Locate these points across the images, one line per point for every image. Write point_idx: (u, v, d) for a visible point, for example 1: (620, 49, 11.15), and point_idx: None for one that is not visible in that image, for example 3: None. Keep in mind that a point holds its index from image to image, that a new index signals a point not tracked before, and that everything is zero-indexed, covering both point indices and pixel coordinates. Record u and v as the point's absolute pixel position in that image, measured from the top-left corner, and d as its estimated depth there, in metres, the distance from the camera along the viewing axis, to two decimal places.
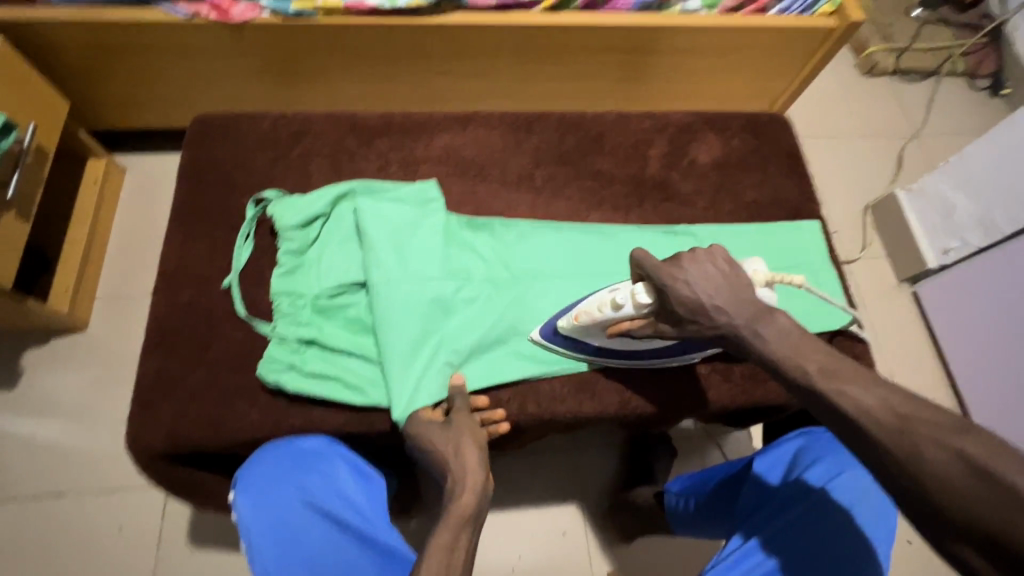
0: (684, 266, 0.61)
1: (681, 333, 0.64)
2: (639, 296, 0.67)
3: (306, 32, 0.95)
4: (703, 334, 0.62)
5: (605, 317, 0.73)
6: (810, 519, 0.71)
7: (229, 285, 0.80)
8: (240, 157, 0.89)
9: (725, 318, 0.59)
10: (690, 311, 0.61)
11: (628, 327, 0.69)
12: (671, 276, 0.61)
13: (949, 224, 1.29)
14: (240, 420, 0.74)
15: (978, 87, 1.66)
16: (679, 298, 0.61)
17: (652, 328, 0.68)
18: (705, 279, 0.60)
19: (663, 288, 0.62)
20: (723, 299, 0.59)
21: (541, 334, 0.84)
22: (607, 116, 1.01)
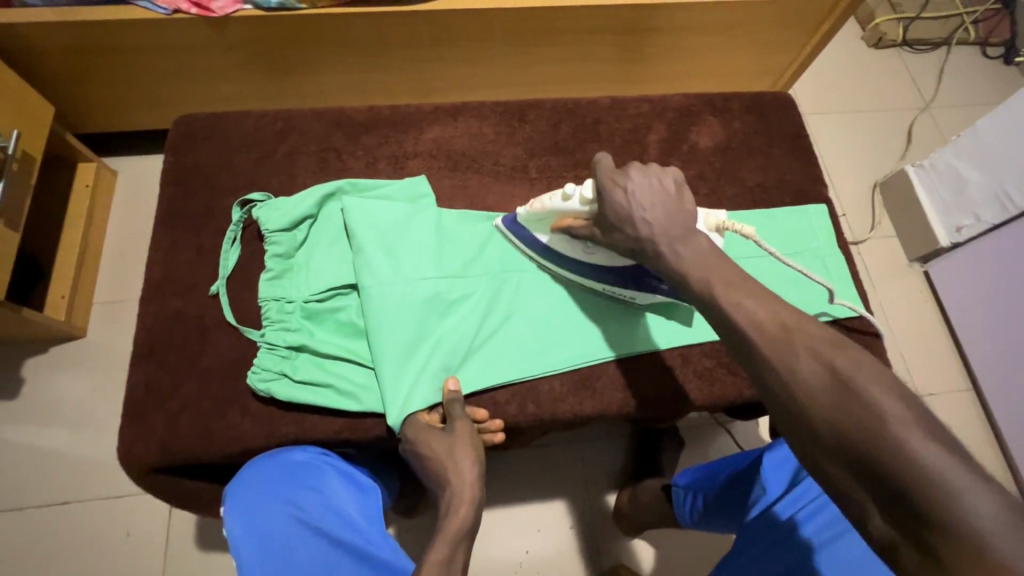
0: (631, 175, 0.65)
1: (611, 239, 0.69)
2: (584, 193, 0.71)
3: (290, 21, 1.06)
4: (626, 244, 0.66)
5: (553, 208, 0.76)
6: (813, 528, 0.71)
7: (216, 292, 0.81)
8: (231, 162, 0.90)
9: (647, 232, 0.62)
10: (620, 219, 0.65)
11: (571, 223, 0.76)
12: (614, 183, 0.65)
13: (961, 200, 1.39)
14: (233, 428, 0.74)
15: (990, 55, 1.88)
16: (615, 204, 0.65)
17: (589, 226, 0.73)
18: (648, 191, 0.64)
19: (603, 190, 0.66)
20: (655, 215, 0.62)
21: (504, 224, 0.86)
22: (602, 103, 1.00)
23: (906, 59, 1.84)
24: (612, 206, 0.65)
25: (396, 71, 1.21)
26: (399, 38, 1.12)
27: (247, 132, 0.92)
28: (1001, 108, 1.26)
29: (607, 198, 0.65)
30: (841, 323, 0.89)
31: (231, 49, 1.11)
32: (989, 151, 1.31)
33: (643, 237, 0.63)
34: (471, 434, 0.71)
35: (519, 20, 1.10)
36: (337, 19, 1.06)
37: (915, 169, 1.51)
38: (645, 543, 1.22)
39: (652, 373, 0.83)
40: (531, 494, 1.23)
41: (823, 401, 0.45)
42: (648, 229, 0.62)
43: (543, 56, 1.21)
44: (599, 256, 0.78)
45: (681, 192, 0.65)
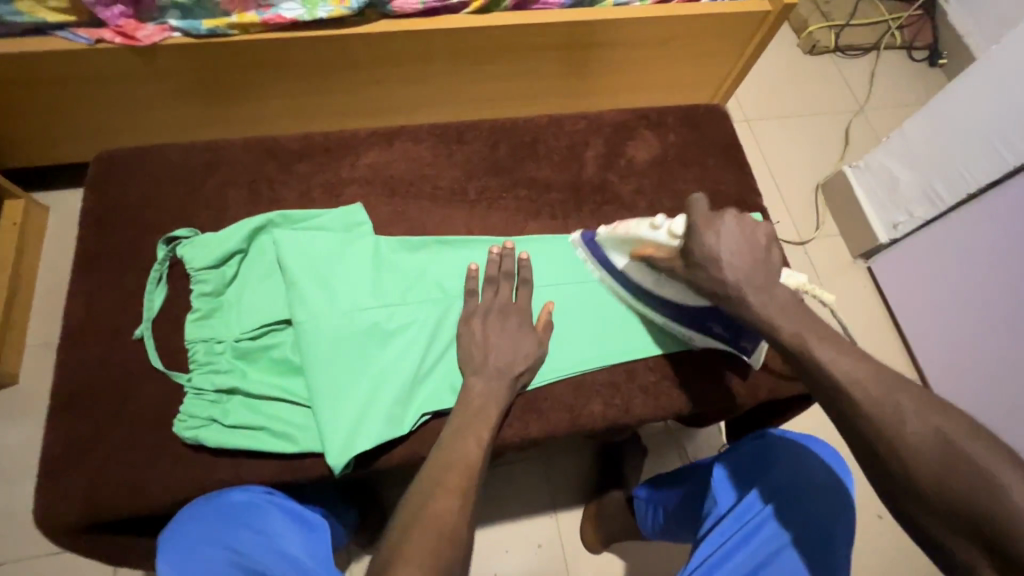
0: (725, 221, 0.72)
1: (690, 278, 0.74)
2: (674, 227, 0.75)
3: (225, 46, 1.03)
4: (704, 284, 0.72)
5: (636, 237, 0.80)
6: (767, 527, 0.73)
7: (141, 335, 0.77)
8: (159, 198, 0.87)
9: (732, 278, 0.70)
10: (706, 258, 0.71)
11: (651, 254, 0.78)
12: (708, 225, 0.72)
13: (896, 198, 1.45)
14: (163, 479, 0.70)
15: (916, 58, 1.98)
16: (704, 243, 0.71)
17: (669, 262, 0.77)
18: (734, 240, 0.71)
19: (695, 230, 0.72)
20: (738, 260, 0.70)
21: (582, 239, 0.89)
22: (540, 120, 1.00)
23: (839, 64, 1.93)
24: (700, 244, 0.72)
25: (337, 95, 1.19)
26: (338, 60, 1.10)
27: (175, 166, 0.89)
28: (925, 109, 1.32)
29: (697, 235, 0.72)
30: None
31: (161, 78, 1.07)
32: (919, 151, 1.37)
33: (727, 280, 0.70)
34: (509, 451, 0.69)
35: (460, 40, 1.10)
36: (272, 44, 1.04)
37: (851, 171, 1.57)
38: (612, 554, 1.23)
39: (600, 389, 0.83)
40: (498, 516, 1.22)
41: (922, 450, 0.54)
42: (733, 274, 0.70)
43: (486, 74, 1.21)
44: (670, 291, 0.82)
45: (770, 246, 0.72)
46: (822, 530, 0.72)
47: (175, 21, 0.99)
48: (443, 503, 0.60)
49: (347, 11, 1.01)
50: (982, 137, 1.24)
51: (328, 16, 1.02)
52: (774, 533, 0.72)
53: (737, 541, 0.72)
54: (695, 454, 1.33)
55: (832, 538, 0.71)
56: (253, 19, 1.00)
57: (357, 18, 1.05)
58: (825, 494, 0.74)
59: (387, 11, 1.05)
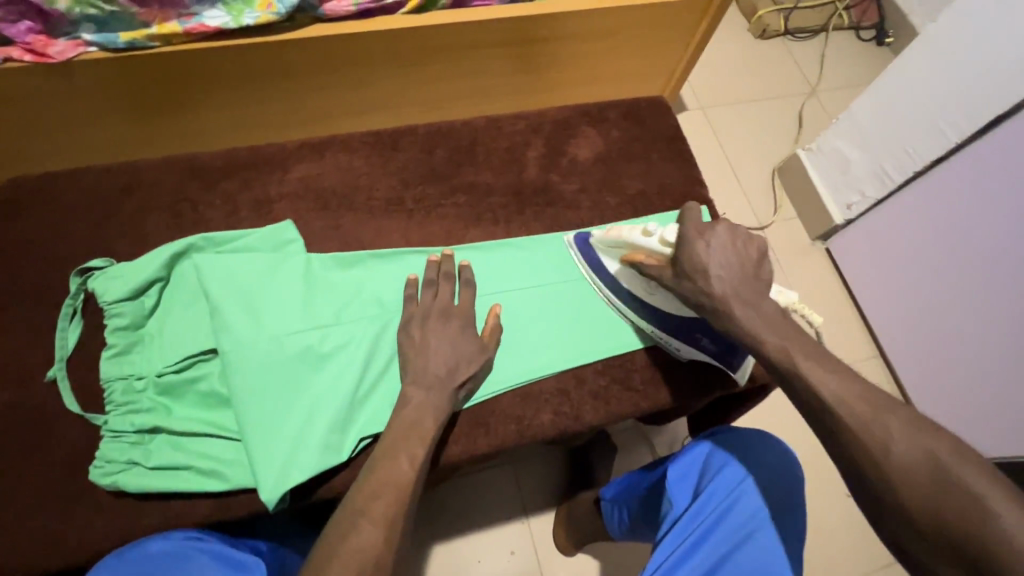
0: (716, 234, 0.73)
1: (677, 288, 0.75)
2: (666, 236, 0.77)
3: (147, 61, 0.91)
4: (693, 293, 0.72)
5: (626, 242, 0.80)
6: (723, 528, 0.69)
7: (54, 376, 0.72)
8: (72, 227, 0.81)
9: (722, 290, 0.70)
10: (694, 268, 0.72)
11: (642, 260, 0.79)
12: (699, 235, 0.73)
13: (848, 179, 1.45)
14: (84, 529, 0.66)
15: (864, 38, 2.00)
16: (694, 252, 0.72)
17: (658, 269, 0.77)
18: (724, 253, 0.72)
19: (686, 240, 0.73)
20: (727, 274, 0.71)
21: (575, 240, 0.89)
22: (478, 122, 0.97)
23: (789, 47, 1.93)
24: (689, 252, 0.73)
25: (275, 105, 1.08)
26: (272, 70, 1.00)
27: (88, 192, 0.84)
28: (870, 88, 1.31)
29: (687, 244, 0.73)
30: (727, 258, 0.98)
31: (72, 100, 0.94)
32: (866, 132, 1.36)
33: (715, 291, 0.71)
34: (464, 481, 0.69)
35: (400, 42, 1.01)
36: (199, 55, 0.93)
37: (805, 153, 1.56)
38: (587, 555, 1.22)
39: (549, 398, 0.81)
40: (468, 526, 1.20)
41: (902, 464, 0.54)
42: (720, 285, 0.71)
43: (432, 76, 1.12)
44: (659, 300, 0.82)
45: (759, 261, 0.74)
46: (775, 529, 0.69)
47: (90, 35, 0.87)
48: (375, 537, 0.58)
49: (275, 16, 0.91)
50: (926, 115, 1.24)
51: (255, 23, 0.92)
52: (727, 535, 0.69)
53: (689, 544, 0.68)
54: (663, 449, 1.33)
55: (785, 539, 0.69)
56: (174, 29, 0.89)
57: (286, 23, 0.95)
58: (777, 489, 0.72)
59: (318, 14, 0.95)
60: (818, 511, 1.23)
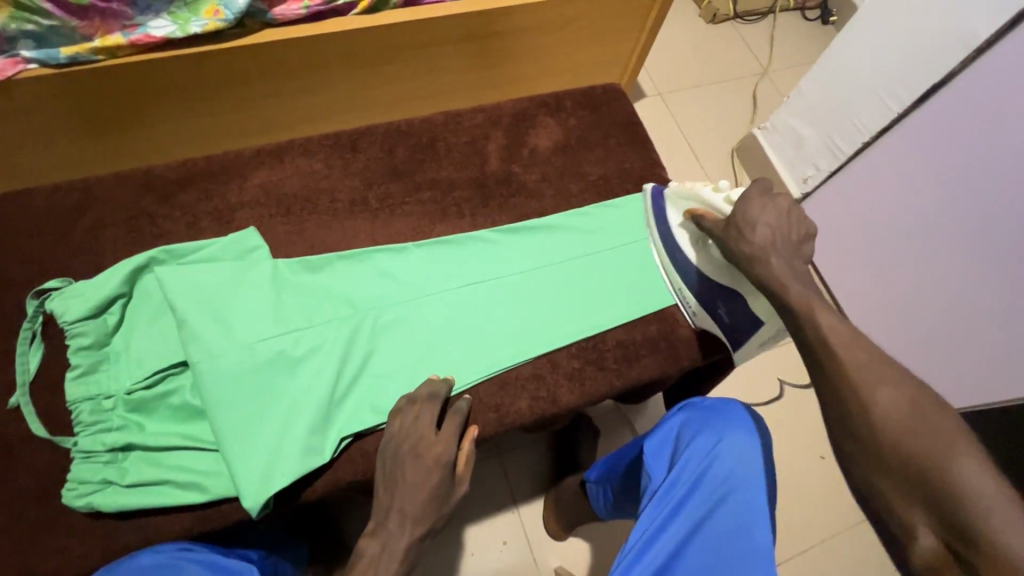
0: (776, 201, 0.75)
1: (722, 239, 0.77)
2: (732, 197, 0.81)
3: (91, 76, 0.89)
4: (737, 245, 0.74)
5: (697, 194, 0.85)
6: (699, 493, 0.71)
7: (17, 403, 0.69)
8: (26, 250, 0.79)
9: (762, 245, 0.72)
10: (748, 219, 0.75)
11: (701, 213, 0.82)
12: (760, 196, 0.76)
13: (802, 153, 1.51)
14: (60, 554, 0.65)
15: (810, 18, 2.07)
16: (749, 208, 0.75)
17: (713, 222, 0.80)
18: (775, 218, 0.74)
19: (749, 196, 0.76)
20: (776, 234, 0.73)
21: (652, 190, 0.94)
22: (438, 118, 0.98)
23: (740, 31, 1.99)
24: (744, 206, 0.75)
25: (231, 113, 1.06)
26: (224, 78, 0.98)
27: (39, 213, 0.81)
28: (814, 69, 1.37)
29: (749, 198, 0.76)
30: None
31: (18, 117, 0.90)
32: (816, 107, 1.42)
33: (757, 243, 0.73)
34: (443, 464, 0.70)
35: (355, 42, 1.00)
36: (152, 66, 0.91)
37: (760, 132, 1.62)
38: (579, 538, 1.25)
39: (526, 384, 0.82)
40: (460, 520, 1.21)
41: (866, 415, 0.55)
42: (762, 240, 0.73)
43: (390, 74, 1.11)
44: (700, 259, 0.86)
45: (804, 239, 0.74)
46: (748, 494, 0.71)
47: (29, 52, 0.84)
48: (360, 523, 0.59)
49: (223, 23, 0.90)
50: (868, 89, 1.30)
51: (204, 31, 0.90)
52: (702, 501, 0.71)
53: (668, 515, 0.70)
54: (645, 428, 1.36)
55: (760, 500, 0.70)
56: (119, 41, 0.87)
57: (237, 28, 0.94)
58: (752, 450, 0.73)
59: (268, 19, 0.95)
60: (793, 472, 1.29)
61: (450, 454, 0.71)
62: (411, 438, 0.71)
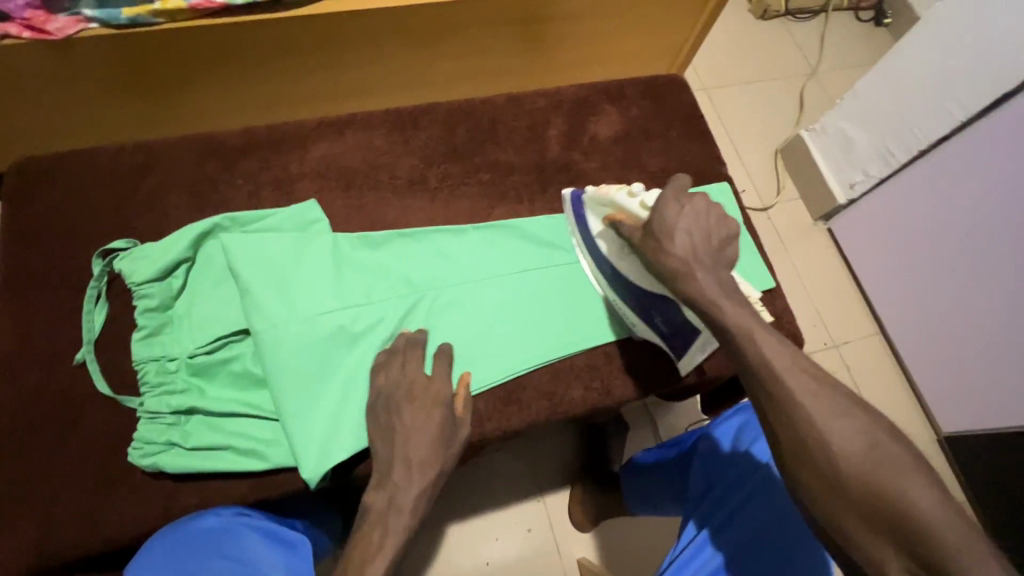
0: (692, 200, 0.65)
1: (642, 250, 0.66)
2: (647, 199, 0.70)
3: (149, 39, 0.87)
4: (657, 254, 0.64)
5: (610, 199, 0.73)
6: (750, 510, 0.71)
7: (83, 359, 0.70)
8: (93, 207, 0.80)
9: (682, 256, 0.62)
10: (664, 227, 0.63)
11: (619, 221, 0.70)
12: (677, 197, 0.64)
13: (850, 158, 1.45)
14: (121, 510, 0.65)
15: (863, 19, 2.01)
16: (667, 212, 0.64)
17: (632, 229, 0.69)
18: (696, 221, 0.64)
19: (662, 198, 0.65)
20: (697, 239, 0.63)
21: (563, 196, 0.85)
22: (498, 100, 0.96)
23: (790, 28, 1.94)
24: (660, 212, 0.64)
25: (270, 85, 1.04)
26: (277, 49, 0.96)
27: (104, 173, 0.81)
28: (874, 70, 1.32)
29: (662, 204, 0.64)
30: (752, 232, 0.98)
31: (80, 75, 0.90)
32: (872, 111, 1.36)
33: (676, 254, 0.62)
34: (442, 401, 0.69)
35: (414, 19, 0.96)
36: (212, 33, 0.89)
37: (808, 134, 1.56)
38: (603, 531, 1.23)
39: (579, 375, 0.81)
40: (484, 506, 1.19)
41: None
42: (684, 250, 0.62)
43: (438, 54, 1.07)
44: (627, 268, 0.76)
45: (729, 241, 0.65)
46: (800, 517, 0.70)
47: (91, 11, 0.83)
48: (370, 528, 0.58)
49: None
50: (931, 94, 1.24)
51: None
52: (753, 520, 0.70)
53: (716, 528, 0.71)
54: (665, 427, 1.32)
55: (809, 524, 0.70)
56: (178, 4, 0.84)
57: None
58: None
59: None
60: None
61: (447, 394, 0.70)
62: (401, 385, 0.70)
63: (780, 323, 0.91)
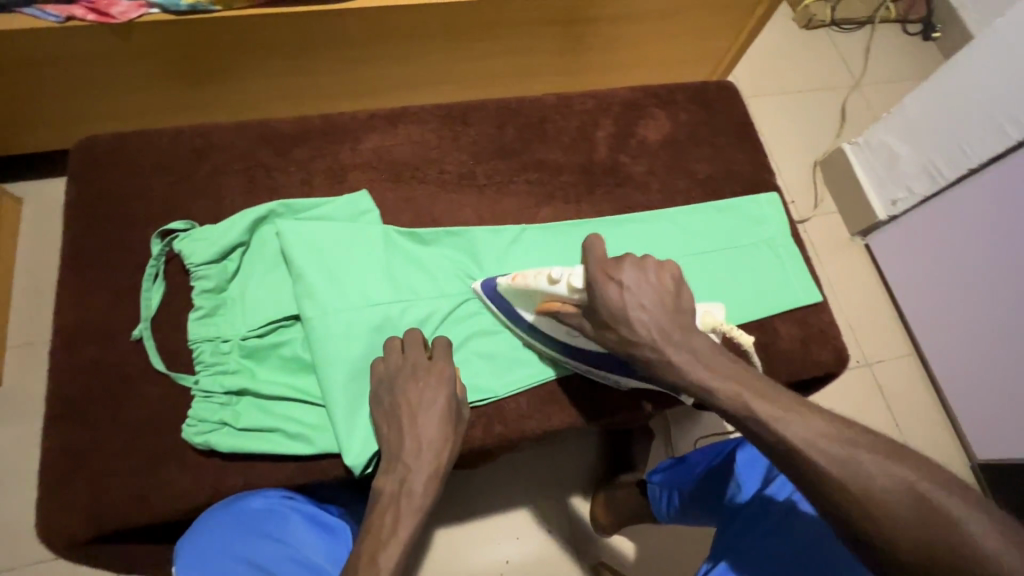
0: (623, 273, 0.62)
1: (601, 337, 0.66)
2: (574, 280, 0.67)
3: (207, 26, 0.89)
4: (621, 341, 0.63)
5: (540, 289, 0.71)
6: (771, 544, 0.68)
7: (139, 335, 0.72)
8: (151, 189, 0.81)
9: (642, 331, 0.61)
10: (612, 316, 0.62)
11: (561, 308, 0.70)
12: (607, 276, 0.63)
13: (894, 174, 1.42)
14: (172, 485, 0.67)
15: (910, 31, 1.95)
16: (608, 299, 0.62)
17: (579, 316, 0.68)
18: (637, 291, 0.62)
19: (595, 284, 0.63)
20: (648, 314, 0.61)
21: (483, 287, 0.79)
22: (547, 100, 0.96)
23: (835, 38, 1.89)
24: (603, 300, 0.63)
25: (319, 77, 1.05)
26: (328, 40, 0.96)
27: (163, 155, 0.83)
28: (924, 85, 1.29)
29: (600, 293, 0.63)
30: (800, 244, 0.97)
31: (138, 58, 0.92)
32: (921, 126, 1.32)
33: (641, 337, 0.61)
34: (446, 377, 0.70)
35: (464, 16, 0.96)
36: (267, 22, 0.90)
37: (850, 147, 1.52)
38: (625, 537, 1.21)
39: None
40: (506, 503, 1.18)
41: None
42: (644, 330, 0.61)
43: (484, 51, 1.07)
44: (583, 343, 0.73)
45: (676, 286, 0.63)
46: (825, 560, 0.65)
47: None
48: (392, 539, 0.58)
49: None
50: (983, 112, 1.20)
51: None
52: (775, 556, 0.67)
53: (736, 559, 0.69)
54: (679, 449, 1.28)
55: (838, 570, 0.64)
56: None
57: None
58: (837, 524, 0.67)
59: None
60: None
61: (450, 369, 0.71)
62: (404, 365, 0.70)
63: (825, 338, 0.89)
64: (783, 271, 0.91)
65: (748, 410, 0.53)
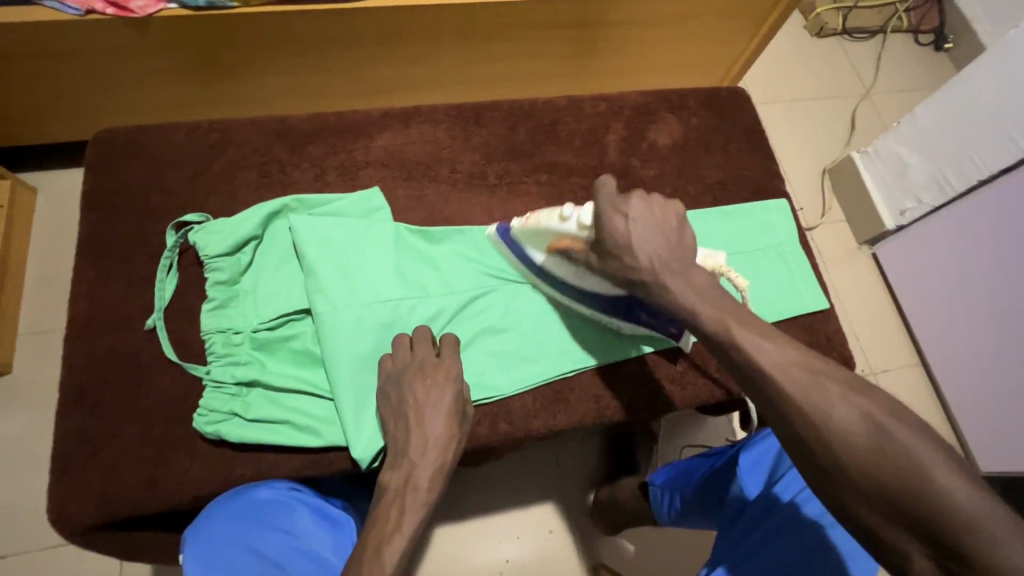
0: (631, 206, 0.63)
1: (605, 268, 0.66)
2: (583, 217, 0.68)
3: (223, 22, 0.90)
4: (622, 273, 0.64)
5: (550, 228, 0.73)
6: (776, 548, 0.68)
7: (153, 325, 0.73)
8: (166, 181, 0.82)
9: (645, 264, 0.61)
10: (617, 246, 0.63)
11: (569, 246, 0.72)
12: (615, 209, 0.63)
13: (903, 183, 1.42)
14: (181, 474, 0.68)
15: (922, 42, 1.95)
16: (614, 231, 0.63)
17: (587, 252, 0.70)
18: (645, 224, 0.63)
19: (602, 216, 0.64)
20: (655, 248, 0.62)
21: (497, 234, 0.83)
22: (559, 102, 0.97)
23: (846, 47, 1.89)
24: (608, 231, 0.63)
25: (332, 75, 1.06)
26: (342, 38, 0.97)
27: (179, 149, 0.84)
28: (935, 95, 1.29)
29: (606, 225, 0.63)
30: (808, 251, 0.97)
31: (155, 52, 0.93)
32: (930, 136, 1.32)
33: (642, 268, 0.61)
34: (453, 375, 0.71)
35: (477, 17, 0.97)
36: (282, 19, 0.91)
37: (859, 155, 1.52)
38: (625, 539, 1.21)
39: (625, 381, 0.81)
40: (508, 502, 1.19)
41: None
42: (648, 259, 0.61)
43: (497, 53, 1.08)
44: (592, 284, 0.76)
45: (681, 225, 0.64)
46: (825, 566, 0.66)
47: None
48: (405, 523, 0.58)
49: None
50: (995, 123, 1.20)
51: None
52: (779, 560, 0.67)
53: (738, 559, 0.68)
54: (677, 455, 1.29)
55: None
56: None
57: None
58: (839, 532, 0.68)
59: None
60: None
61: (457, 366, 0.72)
62: (412, 362, 0.71)
63: (832, 345, 0.89)
64: (792, 278, 0.92)
65: (755, 413, 0.53)
